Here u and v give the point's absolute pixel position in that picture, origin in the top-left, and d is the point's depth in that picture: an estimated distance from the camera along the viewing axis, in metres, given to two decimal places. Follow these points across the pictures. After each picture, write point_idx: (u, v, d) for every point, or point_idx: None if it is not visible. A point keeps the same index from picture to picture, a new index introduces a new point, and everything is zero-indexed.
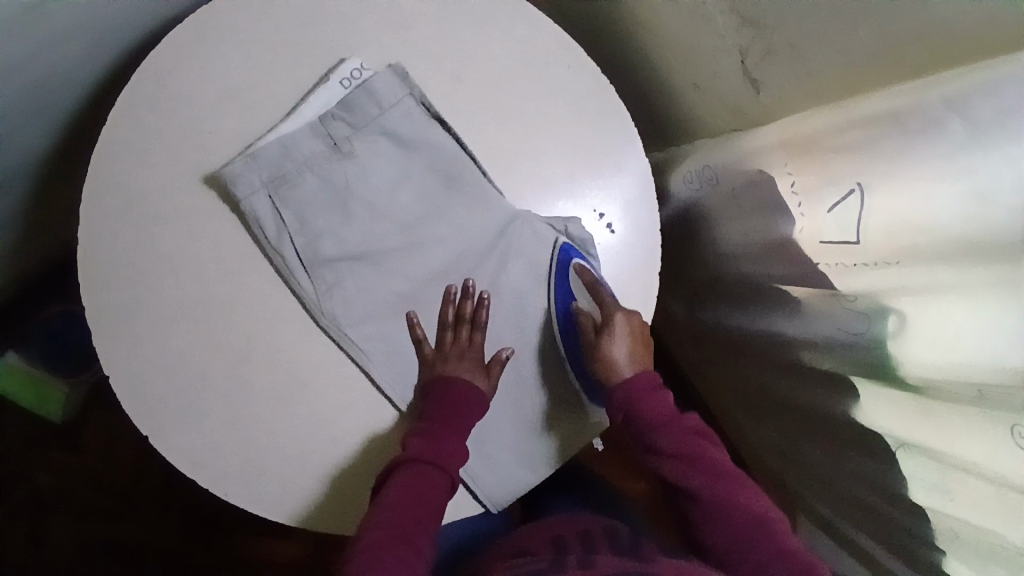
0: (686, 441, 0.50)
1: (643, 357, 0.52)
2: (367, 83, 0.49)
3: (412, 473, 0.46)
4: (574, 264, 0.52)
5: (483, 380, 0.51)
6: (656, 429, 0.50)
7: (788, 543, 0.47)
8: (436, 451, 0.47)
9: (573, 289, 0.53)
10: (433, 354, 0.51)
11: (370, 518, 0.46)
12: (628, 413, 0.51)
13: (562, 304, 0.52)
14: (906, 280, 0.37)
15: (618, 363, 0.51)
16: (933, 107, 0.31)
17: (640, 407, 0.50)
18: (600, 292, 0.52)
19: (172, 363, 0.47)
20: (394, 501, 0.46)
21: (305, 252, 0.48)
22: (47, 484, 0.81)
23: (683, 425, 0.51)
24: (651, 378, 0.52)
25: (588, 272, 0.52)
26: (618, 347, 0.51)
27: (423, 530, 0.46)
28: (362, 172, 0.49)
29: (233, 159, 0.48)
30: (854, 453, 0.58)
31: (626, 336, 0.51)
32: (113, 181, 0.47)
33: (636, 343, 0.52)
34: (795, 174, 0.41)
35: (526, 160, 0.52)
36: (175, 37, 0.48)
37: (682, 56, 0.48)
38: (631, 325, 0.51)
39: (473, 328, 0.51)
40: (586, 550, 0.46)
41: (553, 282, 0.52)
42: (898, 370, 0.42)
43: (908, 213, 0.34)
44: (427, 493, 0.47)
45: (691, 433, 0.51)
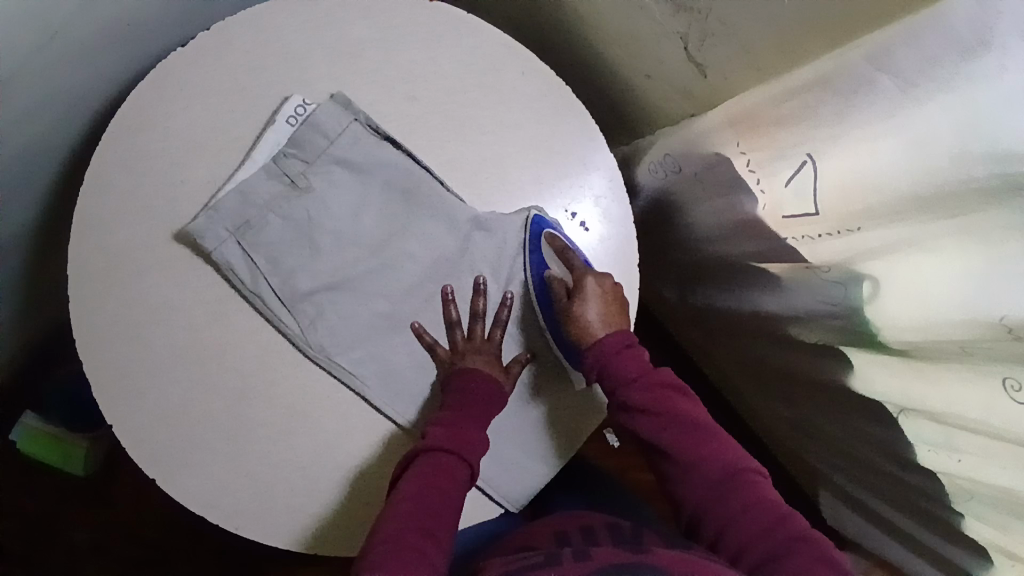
0: (657, 394, 0.51)
1: (616, 318, 0.52)
2: (311, 117, 0.49)
3: (432, 463, 0.47)
4: (545, 235, 0.51)
5: (502, 376, 0.52)
6: (629, 385, 0.51)
7: (763, 493, 0.47)
8: (456, 442, 0.48)
9: (546, 259, 0.52)
10: (449, 354, 0.52)
11: (391, 508, 0.46)
12: (601, 368, 0.51)
13: (536, 275, 0.52)
14: (871, 243, 0.36)
15: (590, 325, 0.51)
16: (857, 66, 0.31)
17: (614, 363, 0.51)
18: (568, 257, 0.52)
19: (172, 408, 0.48)
20: (413, 493, 0.46)
21: (282, 290, 0.49)
22: (82, 539, 0.84)
23: (656, 378, 0.52)
24: (623, 335, 0.52)
25: (558, 240, 0.51)
26: (591, 309, 0.51)
27: (441, 522, 0.46)
28: (323, 204, 0.49)
29: (197, 215, 0.49)
30: (853, 420, 0.57)
31: (598, 300, 0.51)
32: (96, 240, 0.48)
33: (609, 305, 0.52)
34: (748, 152, 0.40)
35: (489, 172, 0.52)
36: (137, 96, 0.50)
37: (629, 50, 0.48)
38: (603, 290, 0.52)
39: (491, 326, 0.53)
40: (586, 544, 0.48)
41: (527, 253, 0.52)
42: (879, 332, 0.41)
43: (858, 176, 0.34)
44: (448, 485, 0.47)
45: (661, 386, 0.51)
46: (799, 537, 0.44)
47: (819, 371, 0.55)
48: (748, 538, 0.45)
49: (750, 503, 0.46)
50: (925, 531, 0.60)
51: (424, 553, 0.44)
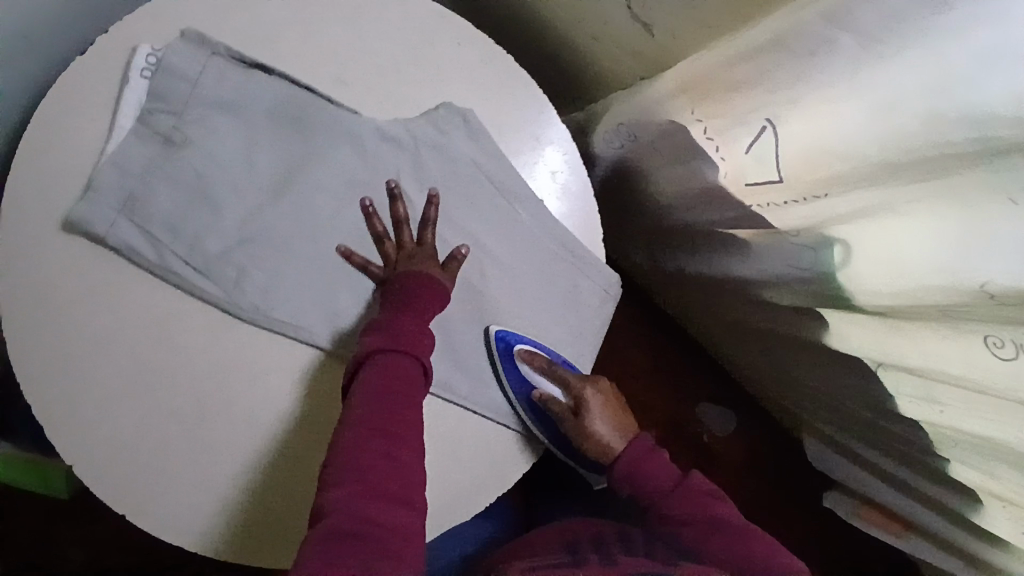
0: (694, 500, 0.49)
1: (619, 422, 0.53)
2: (163, 62, 0.44)
3: (384, 370, 0.42)
4: (517, 352, 0.49)
5: (440, 272, 0.47)
6: (662, 493, 0.49)
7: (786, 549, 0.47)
8: (401, 342, 0.43)
9: (528, 377, 0.49)
10: (382, 266, 0.48)
11: (346, 428, 0.40)
12: (631, 480, 0.50)
13: (523, 394, 0.49)
14: (841, 209, 0.34)
15: (602, 437, 0.52)
16: (813, 25, 0.27)
17: (643, 474, 0.50)
18: (552, 370, 0.50)
19: (130, 444, 0.46)
20: (368, 414, 0.40)
21: (193, 258, 0.45)
22: (78, 560, 0.83)
23: (692, 486, 0.50)
24: (642, 441, 0.52)
25: (537, 356, 0.50)
26: (598, 421, 0.52)
27: (406, 427, 0.41)
28: (206, 154, 0.45)
29: (79, 199, 0.45)
30: (835, 373, 0.55)
31: (601, 407, 0.52)
32: (23, 278, 0.45)
33: (613, 413, 0.53)
34: (704, 119, 0.37)
35: (420, 124, 0.48)
36: (40, 116, 0.46)
37: (569, 8, 0.44)
38: (602, 394, 0.52)
39: (421, 228, 0.48)
40: (601, 551, 0.48)
41: (503, 373, 0.49)
42: (852, 295, 0.39)
43: (826, 141, 0.31)
44: (408, 390, 0.42)
45: (699, 493, 0.49)
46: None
47: (800, 328, 0.51)
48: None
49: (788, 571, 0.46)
50: (907, 472, 0.61)
51: (397, 477, 0.39)
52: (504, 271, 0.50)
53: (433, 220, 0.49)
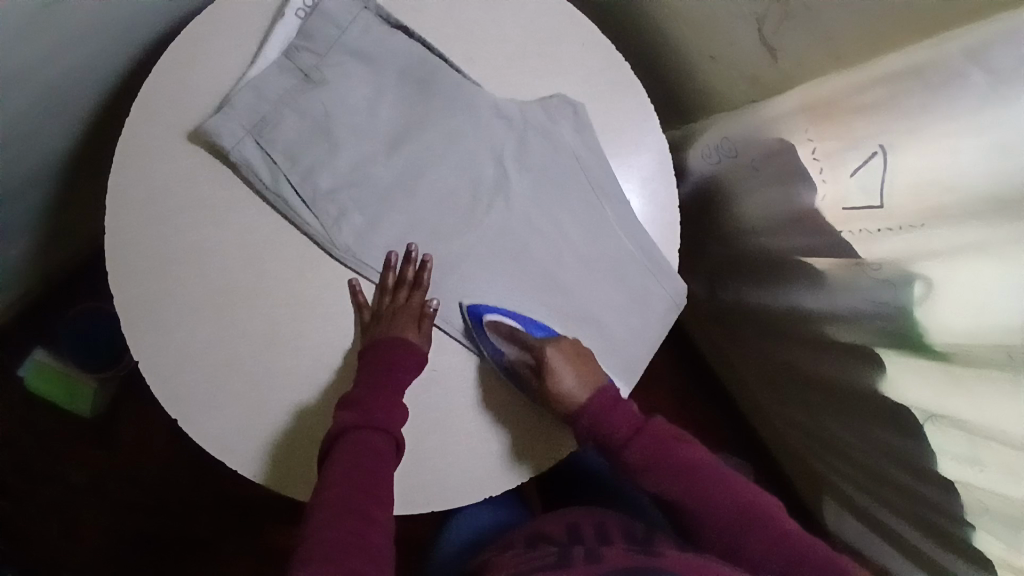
0: (653, 449, 0.51)
1: (589, 375, 0.51)
2: (320, 6, 0.48)
3: (378, 356, 0.47)
4: (487, 321, 0.49)
5: (416, 334, 0.48)
6: (624, 442, 0.51)
7: (779, 521, 0.50)
8: (375, 414, 0.45)
9: (498, 344, 0.49)
10: (368, 319, 0.49)
11: (343, 407, 0.46)
12: (589, 432, 0.50)
13: (497, 359, 0.49)
14: (934, 243, 0.36)
15: (570, 394, 0.49)
16: (953, 59, 0.31)
17: (604, 423, 0.50)
18: (520, 337, 0.50)
19: (200, 350, 0.47)
20: (359, 397, 0.46)
21: (304, 189, 0.48)
22: (78, 480, 0.83)
23: (651, 432, 0.51)
24: (605, 392, 0.51)
25: (503, 323, 0.49)
26: (565, 377, 0.49)
27: (391, 415, 0.46)
28: (337, 96, 0.49)
29: (212, 114, 0.48)
30: (874, 428, 0.56)
31: (567, 364, 0.50)
32: (139, 174, 0.48)
33: (579, 366, 0.50)
34: (816, 140, 0.40)
35: (535, 109, 0.51)
36: (192, 32, 0.49)
37: (696, 29, 0.48)
38: (564, 353, 0.50)
39: (412, 290, 0.49)
40: (597, 542, 0.48)
41: (480, 344, 0.49)
42: (925, 335, 0.41)
43: (935, 171, 0.34)
44: (378, 463, 0.45)
45: (658, 437, 0.51)
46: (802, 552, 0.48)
47: (855, 375, 0.53)
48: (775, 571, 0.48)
49: (772, 532, 0.49)
50: (925, 544, 0.59)
51: (377, 472, 0.44)
52: (582, 262, 0.52)
53: (528, 203, 0.51)
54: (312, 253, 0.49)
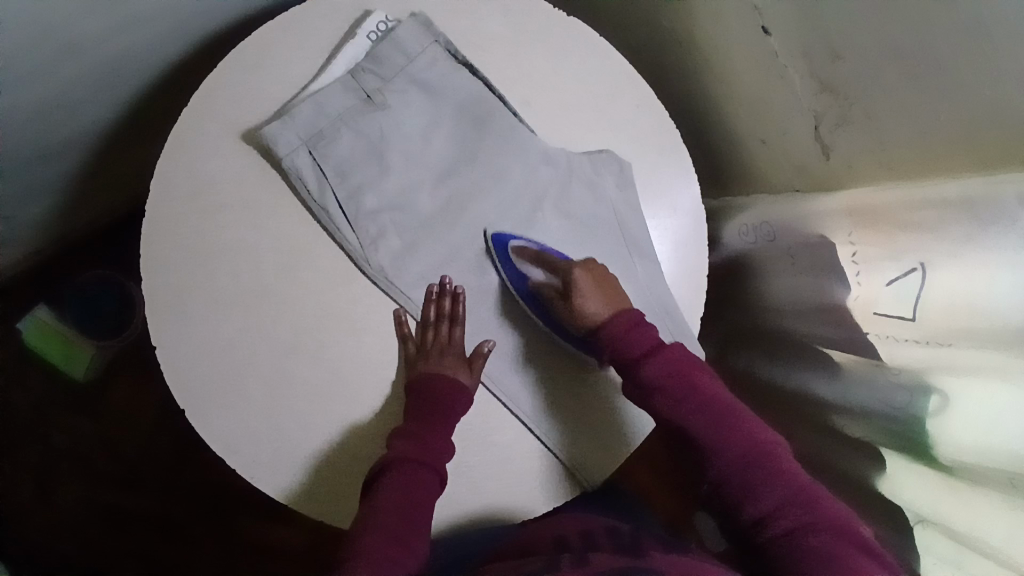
0: (674, 371, 0.47)
1: (613, 299, 0.50)
2: (392, 33, 0.50)
3: (426, 391, 0.48)
4: (512, 247, 0.51)
5: (466, 374, 0.49)
6: (641, 360, 0.48)
7: (788, 467, 0.44)
8: (423, 449, 0.46)
9: (524, 269, 0.51)
10: (414, 352, 0.49)
11: (394, 438, 0.47)
12: (612, 350, 0.49)
13: (521, 287, 0.51)
14: (954, 360, 0.37)
15: (592, 315, 0.49)
16: (1008, 203, 0.31)
17: (621, 342, 0.49)
18: (548, 260, 0.51)
19: (219, 345, 0.48)
20: (409, 430, 0.47)
21: (348, 206, 0.49)
22: (63, 441, 0.84)
23: (668, 356, 0.48)
24: (627, 315, 0.49)
25: (528, 249, 0.51)
26: (589, 299, 0.49)
27: (440, 450, 0.47)
28: (395, 121, 0.49)
29: (270, 119, 0.49)
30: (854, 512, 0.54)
31: (591, 286, 0.50)
32: (188, 164, 0.49)
33: (604, 289, 0.50)
34: (858, 243, 0.42)
35: (582, 162, 0.52)
36: (263, 36, 0.50)
37: (753, 112, 0.49)
38: (591, 274, 0.50)
39: (452, 324, 0.50)
40: (583, 549, 0.47)
41: (501, 265, 0.50)
42: (933, 448, 0.42)
43: (968, 297, 0.35)
44: (420, 494, 0.46)
45: (680, 362, 0.48)
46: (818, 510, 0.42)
47: (852, 466, 0.53)
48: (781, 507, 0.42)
49: (773, 476, 0.43)
50: None
51: (418, 505, 0.46)
52: None
53: (563, 250, 0.52)
54: (345, 269, 0.49)
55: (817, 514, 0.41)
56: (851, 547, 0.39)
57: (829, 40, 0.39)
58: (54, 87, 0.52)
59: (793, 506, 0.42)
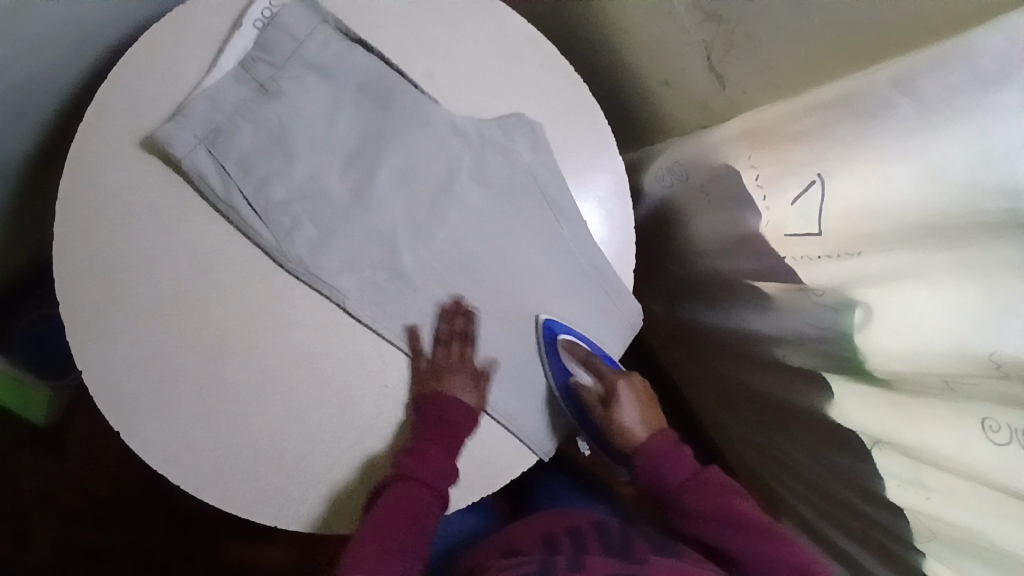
0: (673, 456, 0.54)
1: (650, 415, 0.57)
2: (277, 18, 0.49)
3: (440, 407, 0.48)
4: (559, 341, 0.52)
5: (472, 394, 0.50)
6: (652, 451, 0.54)
7: (743, 509, 0.51)
8: (423, 470, 0.47)
9: (568, 366, 0.52)
10: (425, 367, 0.49)
11: (401, 456, 0.48)
12: (648, 468, 0.54)
13: (562, 382, 0.52)
14: (870, 269, 0.37)
15: (632, 429, 0.55)
16: (881, 89, 0.31)
17: (661, 467, 0.53)
18: (593, 362, 0.53)
19: (144, 359, 0.46)
20: (418, 450, 0.48)
21: (255, 200, 0.48)
22: (31, 489, 0.82)
23: (680, 450, 0.54)
24: (669, 437, 0.55)
25: (578, 347, 0.52)
26: (628, 413, 0.55)
27: (439, 472, 0.48)
28: (293, 108, 0.49)
29: (165, 122, 0.48)
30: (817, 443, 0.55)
31: (632, 399, 0.55)
32: (88, 180, 0.47)
33: (643, 406, 0.56)
34: (758, 166, 0.41)
35: (494, 128, 0.52)
36: (150, 40, 0.49)
37: (652, 54, 0.49)
38: (635, 390, 0.56)
39: (466, 342, 0.50)
40: (576, 551, 0.49)
41: (548, 363, 0.52)
42: (865, 362, 0.41)
43: (866, 198, 0.35)
44: (415, 510, 0.48)
45: (677, 449, 0.54)
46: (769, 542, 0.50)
47: (805, 399, 0.52)
48: (745, 551, 0.50)
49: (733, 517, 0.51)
50: (870, 562, 0.54)
51: (414, 519, 0.48)
52: (537, 281, 0.52)
53: (485, 218, 0.52)
54: (264, 265, 0.48)
55: (812, 574, 0.48)
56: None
57: None
58: None
59: (753, 546, 0.50)
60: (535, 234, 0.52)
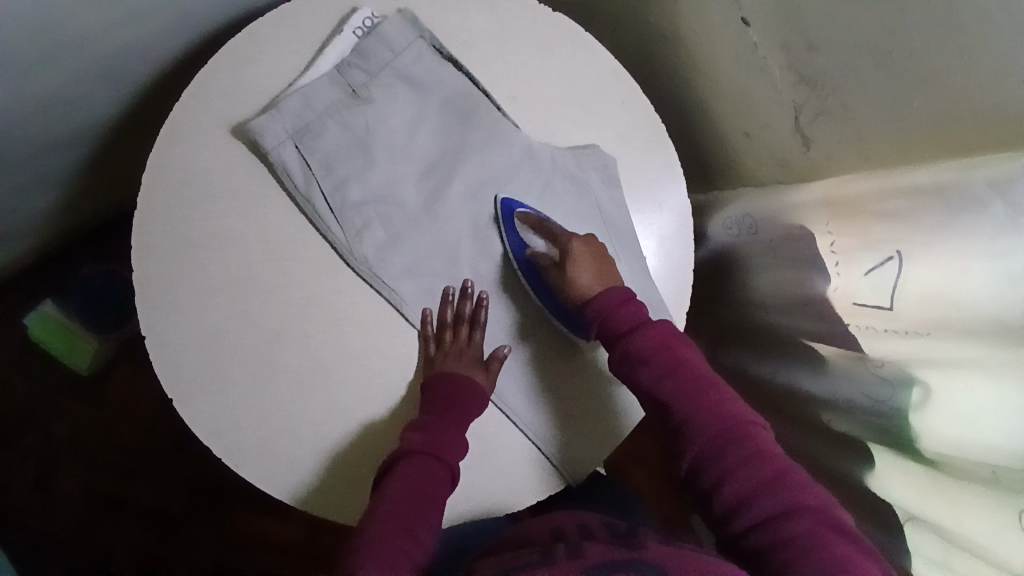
0: (660, 346, 0.47)
1: (607, 277, 0.50)
2: (378, 29, 0.51)
3: (446, 386, 0.48)
4: (518, 214, 0.51)
5: (483, 375, 0.50)
6: (630, 334, 0.48)
7: (764, 444, 0.44)
8: (433, 440, 0.46)
9: (524, 238, 0.52)
10: (433, 350, 0.50)
11: (410, 430, 0.48)
12: (600, 322, 0.49)
13: (516, 252, 0.51)
14: (936, 352, 0.37)
15: (586, 287, 0.50)
16: (977, 185, 0.31)
17: (613, 318, 0.48)
18: (550, 230, 0.52)
19: (205, 333, 0.48)
20: (424, 423, 0.47)
21: (333, 198, 0.49)
22: (62, 433, 0.84)
23: (659, 328, 0.48)
24: (619, 291, 0.49)
25: (532, 216, 0.52)
26: (583, 272, 0.50)
27: (450, 445, 0.47)
28: (380, 114, 0.50)
29: (259, 113, 0.50)
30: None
31: (587, 260, 0.50)
32: (178, 156, 0.49)
33: (601, 265, 0.51)
34: (835, 234, 0.42)
35: (567, 158, 0.53)
36: (254, 31, 0.51)
37: (737, 106, 0.50)
38: (591, 249, 0.51)
39: (473, 327, 0.51)
40: (579, 542, 0.46)
41: (505, 232, 0.51)
42: (914, 441, 0.41)
43: (942, 284, 0.35)
44: (428, 486, 0.46)
45: (668, 338, 0.48)
46: (787, 492, 0.42)
47: (840, 466, 0.52)
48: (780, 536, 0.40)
49: (746, 453, 0.43)
50: None
51: (427, 496, 0.46)
52: None
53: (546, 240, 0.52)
54: (331, 260, 0.50)
55: (787, 496, 0.41)
56: (832, 531, 0.39)
57: (805, 30, 0.39)
58: (55, 84, 0.54)
59: (763, 489, 0.42)
60: None
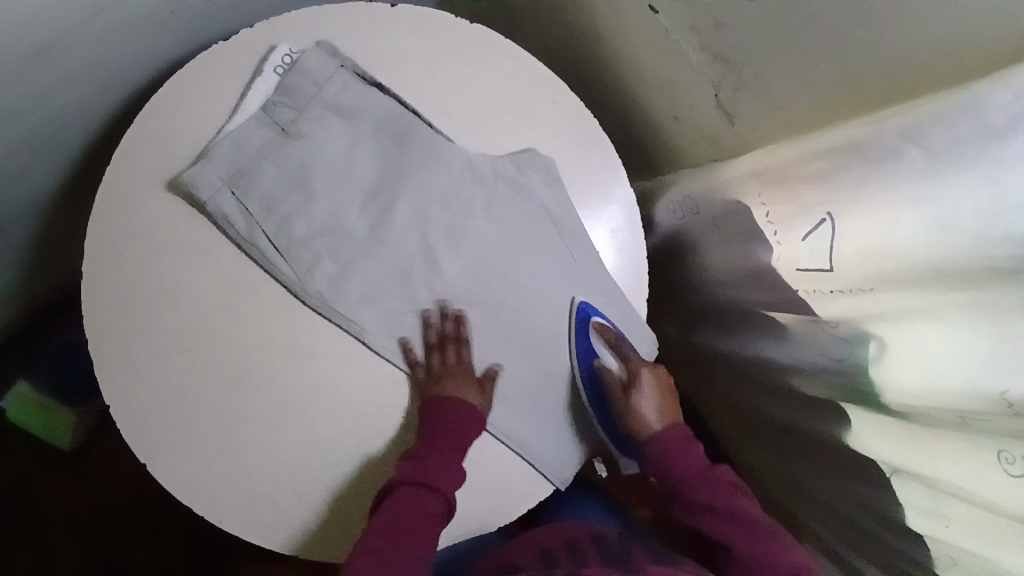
0: (716, 492, 0.54)
1: (667, 409, 0.56)
2: (299, 63, 0.51)
3: (442, 412, 0.49)
4: (592, 322, 0.53)
5: (476, 395, 0.51)
6: (688, 480, 0.54)
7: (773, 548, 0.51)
8: (425, 473, 0.47)
9: (595, 347, 0.54)
10: (423, 376, 0.50)
11: (406, 459, 0.49)
12: (663, 465, 0.55)
13: (585, 363, 0.53)
14: (884, 306, 0.37)
15: (648, 419, 0.55)
16: (889, 137, 0.32)
17: (676, 458, 0.55)
18: (623, 347, 0.54)
19: (168, 392, 0.48)
20: (419, 453, 0.48)
21: (277, 237, 0.49)
22: (53, 510, 0.83)
23: (716, 480, 0.54)
24: (678, 429, 0.56)
25: (609, 329, 0.54)
26: (648, 404, 0.55)
27: (445, 477, 0.48)
28: (313, 147, 0.50)
29: (191, 164, 0.50)
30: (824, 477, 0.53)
31: (652, 389, 0.55)
32: (117, 219, 0.49)
33: (662, 398, 0.56)
34: (769, 204, 0.42)
35: (506, 164, 0.53)
36: (176, 83, 0.51)
37: (663, 90, 0.50)
38: (659, 378, 0.56)
39: (460, 347, 0.51)
40: (574, 563, 0.49)
41: (576, 341, 0.53)
42: (879, 395, 0.41)
43: (876, 239, 0.35)
44: (422, 515, 0.47)
45: (721, 483, 0.54)
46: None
47: (820, 428, 0.52)
48: None
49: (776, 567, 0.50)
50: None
51: (419, 524, 0.47)
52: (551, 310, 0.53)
53: (496, 250, 0.52)
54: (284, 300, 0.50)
55: None
56: None
57: (710, 8, 0.40)
58: None
59: None
60: (550, 265, 0.53)
